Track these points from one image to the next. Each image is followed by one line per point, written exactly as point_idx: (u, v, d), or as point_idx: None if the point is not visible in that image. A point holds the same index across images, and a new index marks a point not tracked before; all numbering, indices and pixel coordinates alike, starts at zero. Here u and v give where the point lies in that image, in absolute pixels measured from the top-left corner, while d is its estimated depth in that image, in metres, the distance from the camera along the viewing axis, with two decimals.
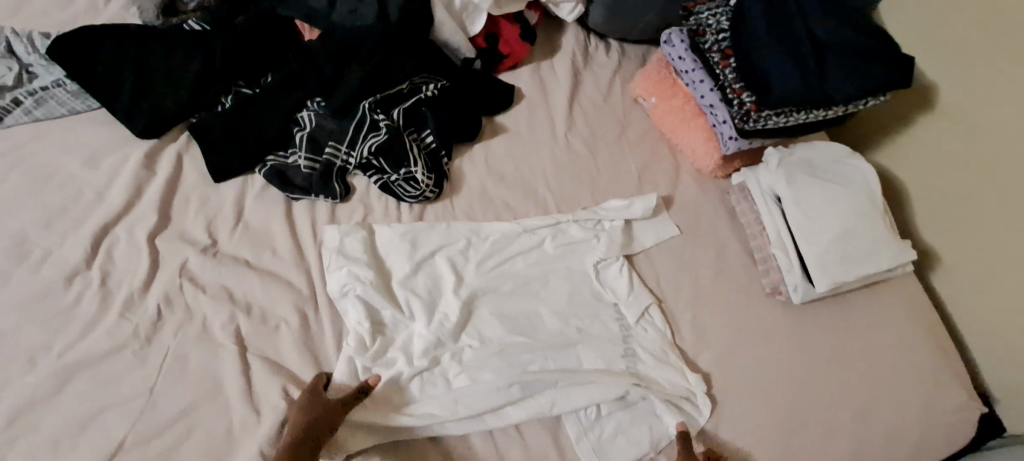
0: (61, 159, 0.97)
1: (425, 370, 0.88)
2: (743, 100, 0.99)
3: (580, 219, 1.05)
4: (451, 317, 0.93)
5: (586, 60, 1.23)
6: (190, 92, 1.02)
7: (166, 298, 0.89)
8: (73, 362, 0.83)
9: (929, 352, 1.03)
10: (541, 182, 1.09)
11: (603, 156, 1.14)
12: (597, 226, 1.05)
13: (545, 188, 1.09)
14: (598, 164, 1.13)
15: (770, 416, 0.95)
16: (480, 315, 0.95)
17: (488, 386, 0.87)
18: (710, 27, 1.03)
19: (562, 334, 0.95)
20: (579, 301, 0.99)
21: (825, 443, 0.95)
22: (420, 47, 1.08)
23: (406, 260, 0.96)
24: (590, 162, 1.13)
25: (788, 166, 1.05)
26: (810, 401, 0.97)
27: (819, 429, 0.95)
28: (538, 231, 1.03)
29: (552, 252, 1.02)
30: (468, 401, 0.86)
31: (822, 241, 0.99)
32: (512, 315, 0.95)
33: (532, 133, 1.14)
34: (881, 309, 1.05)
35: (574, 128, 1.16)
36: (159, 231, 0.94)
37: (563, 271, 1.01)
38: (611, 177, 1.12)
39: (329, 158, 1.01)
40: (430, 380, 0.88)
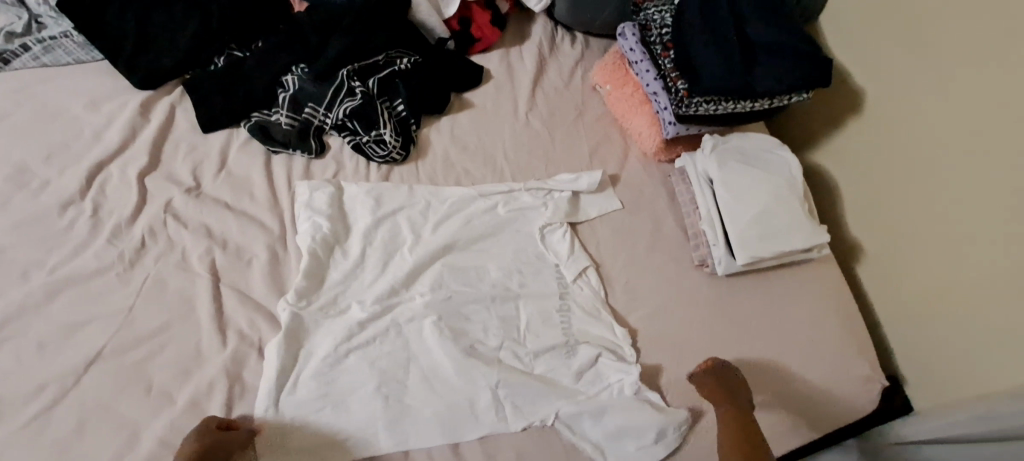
0: (64, 101, 1.07)
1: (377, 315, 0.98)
2: (678, 87, 1.11)
3: (531, 188, 1.16)
4: (404, 270, 1.03)
5: (552, 49, 1.35)
6: (186, 50, 1.12)
7: (151, 229, 0.99)
8: (63, 277, 0.93)
9: (841, 326, 1.13)
10: (500, 155, 1.21)
11: (559, 136, 1.25)
12: (546, 196, 1.16)
13: (502, 161, 1.20)
14: (553, 142, 1.24)
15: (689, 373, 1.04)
16: (431, 268, 1.05)
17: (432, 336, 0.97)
18: (656, 23, 1.16)
19: (504, 289, 1.05)
20: (526, 259, 1.10)
21: None
22: (398, 24, 1.19)
23: (369, 214, 1.07)
24: (547, 140, 1.24)
25: (720, 151, 1.18)
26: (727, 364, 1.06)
27: None
28: (493, 196, 1.14)
29: (505, 216, 1.13)
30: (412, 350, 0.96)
31: (743, 218, 1.11)
32: (457, 274, 1.05)
33: (496, 111, 1.25)
34: (796, 285, 1.16)
35: (535, 109, 1.27)
36: (149, 171, 1.04)
37: (512, 234, 1.12)
38: (564, 155, 1.23)
39: (307, 117, 1.12)
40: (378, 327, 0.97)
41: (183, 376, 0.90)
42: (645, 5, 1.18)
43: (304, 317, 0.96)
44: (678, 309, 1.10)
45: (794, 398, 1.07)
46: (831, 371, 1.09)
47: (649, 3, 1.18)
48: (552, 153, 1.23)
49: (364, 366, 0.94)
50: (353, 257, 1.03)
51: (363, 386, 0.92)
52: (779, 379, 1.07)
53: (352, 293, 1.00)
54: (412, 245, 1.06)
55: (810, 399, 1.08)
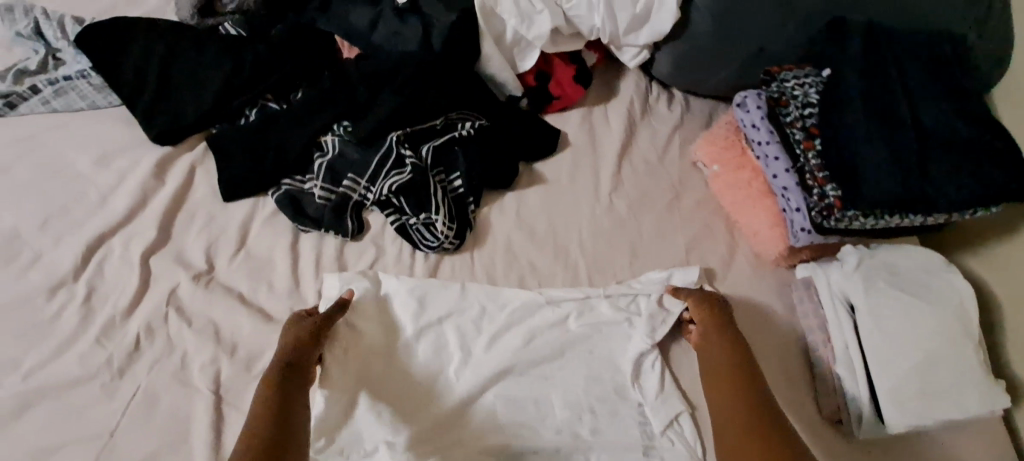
0: (70, 156, 0.91)
1: None
2: (824, 191, 0.82)
3: (612, 295, 0.92)
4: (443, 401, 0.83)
5: (645, 111, 1.10)
6: (214, 100, 0.95)
7: (149, 325, 0.82)
8: (41, 385, 0.76)
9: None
10: (574, 247, 0.97)
11: (647, 225, 1.00)
12: (631, 306, 0.91)
13: (578, 255, 0.96)
14: (638, 232, 0.99)
15: None
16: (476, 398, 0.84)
17: None
18: (794, 98, 0.86)
19: (570, 432, 0.83)
20: (603, 396, 0.86)
21: None
22: (465, 80, 0.98)
23: (410, 322, 0.86)
24: (633, 229, 0.99)
25: (867, 270, 0.91)
26: None
27: None
28: (565, 303, 0.91)
29: (578, 330, 0.89)
30: None
31: (899, 370, 0.85)
32: (510, 408, 0.84)
33: (573, 188, 1.02)
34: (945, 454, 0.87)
35: (620, 189, 1.03)
36: (156, 249, 0.87)
37: (588, 358, 0.88)
38: (651, 249, 0.98)
39: (346, 191, 0.92)
40: None
41: None
42: (782, 72, 0.89)
43: (333, 382, 0.81)
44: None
45: None
46: None
47: (786, 70, 0.89)
48: (638, 247, 0.98)
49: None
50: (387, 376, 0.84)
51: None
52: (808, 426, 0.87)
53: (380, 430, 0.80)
54: (456, 370, 0.85)
55: None
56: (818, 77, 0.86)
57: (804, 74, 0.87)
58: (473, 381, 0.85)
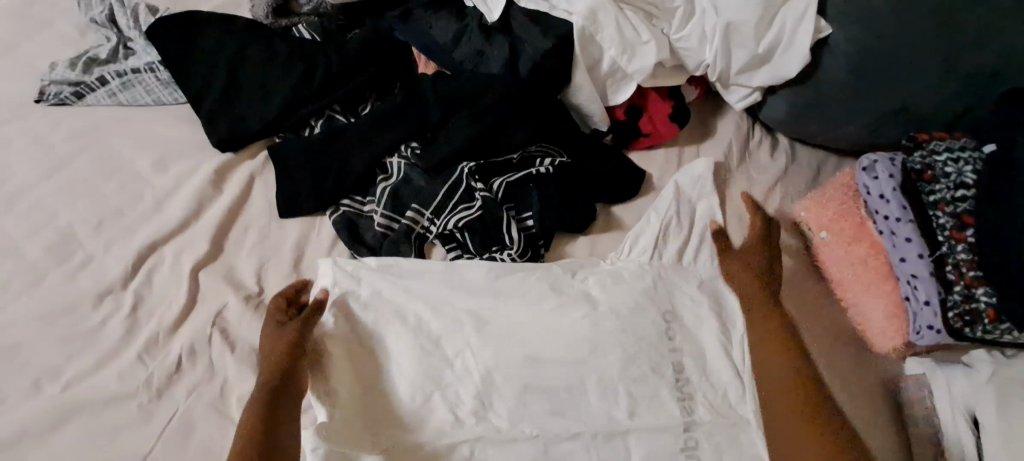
0: (131, 153, 0.87)
1: None
2: (971, 293, 0.70)
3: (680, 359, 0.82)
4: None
5: (743, 157, 0.98)
6: (279, 109, 0.88)
7: (192, 346, 0.77)
8: (75, 399, 0.72)
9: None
10: (648, 319, 0.83)
11: (728, 294, 0.87)
12: (687, 387, 0.81)
13: (648, 324, 0.82)
14: (706, 293, 0.87)
15: None
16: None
17: None
18: (945, 176, 0.74)
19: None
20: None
21: None
22: (549, 112, 0.89)
23: (465, 363, 0.79)
24: (711, 296, 0.87)
25: (1004, 385, 0.76)
26: None
27: None
28: (633, 367, 0.80)
29: (644, 399, 0.80)
30: None
31: None
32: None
33: (638, 245, 0.90)
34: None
35: (698, 258, 0.90)
36: (207, 263, 0.82)
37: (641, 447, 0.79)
38: (724, 323, 0.85)
39: (408, 222, 0.85)
40: None
41: None
42: (931, 141, 0.76)
43: (349, 376, 0.77)
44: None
45: None
46: None
47: (937, 139, 0.77)
48: (710, 318, 0.85)
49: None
50: (419, 442, 0.75)
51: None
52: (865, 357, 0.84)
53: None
54: (486, 431, 0.77)
55: None
56: (977, 154, 0.72)
57: (960, 147, 0.74)
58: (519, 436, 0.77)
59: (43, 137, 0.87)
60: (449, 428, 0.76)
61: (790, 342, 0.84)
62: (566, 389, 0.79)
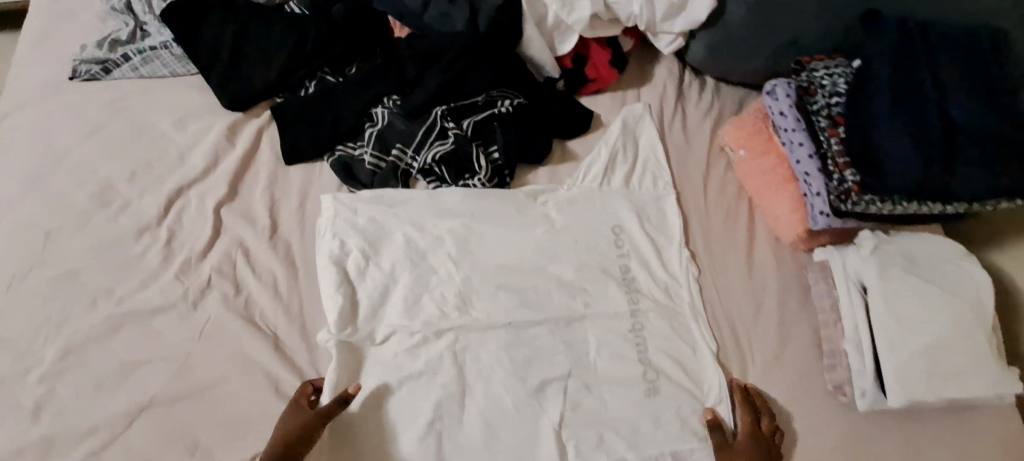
0: (154, 117, 1.03)
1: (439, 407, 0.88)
2: (844, 177, 0.86)
3: (622, 258, 1.00)
4: (457, 351, 0.91)
5: (678, 96, 1.15)
6: (279, 73, 1.05)
7: (219, 268, 0.93)
8: (129, 310, 0.89)
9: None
10: (598, 234, 1.01)
11: (666, 210, 1.05)
12: (633, 283, 0.99)
13: (599, 237, 1.01)
14: (649, 210, 1.04)
15: None
16: (487, 345, 0.92)
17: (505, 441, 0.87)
18: (822, 88, 0.91)
19: (580, 380, 0.92)
20: (615, 359, 0.94)
21: None
22: (505, 61, 1.05)
23: (449, 267, 0.96)
24: (653, 212, 1.04)
25: (883, 255, 0.94)
26: None
27: None
28: (582, 268, 0.99)
29: (596, 292, 0.98)
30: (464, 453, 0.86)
31: (906, 349, 0.89)
32: (516, 358, 0.92)
33: (591, 173, 1.06)
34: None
35: (643, 183, 1.06)
36: (226, 202, 0.98)
37: (594, 318, 0.96)
38: (663, 232, 1.04)
39: (394, 159, 1.01)
40: (445, 411, 0.88)
41: (231, 440, 0.84)
42: (812, 62, 0.93)
43: (352, 291, 0.93)
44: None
45: None
46: None
47: (816, 60, 0.94)
48: (650, 228, 1.03)
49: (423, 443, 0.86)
50: (414, 333, 0.91)
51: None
52: (775, 250, 1.03)
53: (408, 374, 0.89)
54: (468, 322, 0.93)
55: None
56: (847, 68, 0.90)
57: (833, 65, 0.92)
58: (494, 324, 0.93)
59: (77, 107, 1.02)
60: (438, 320, 0.92)
61: (710, 238, 1.04)
62: (532, 288, 0.96)
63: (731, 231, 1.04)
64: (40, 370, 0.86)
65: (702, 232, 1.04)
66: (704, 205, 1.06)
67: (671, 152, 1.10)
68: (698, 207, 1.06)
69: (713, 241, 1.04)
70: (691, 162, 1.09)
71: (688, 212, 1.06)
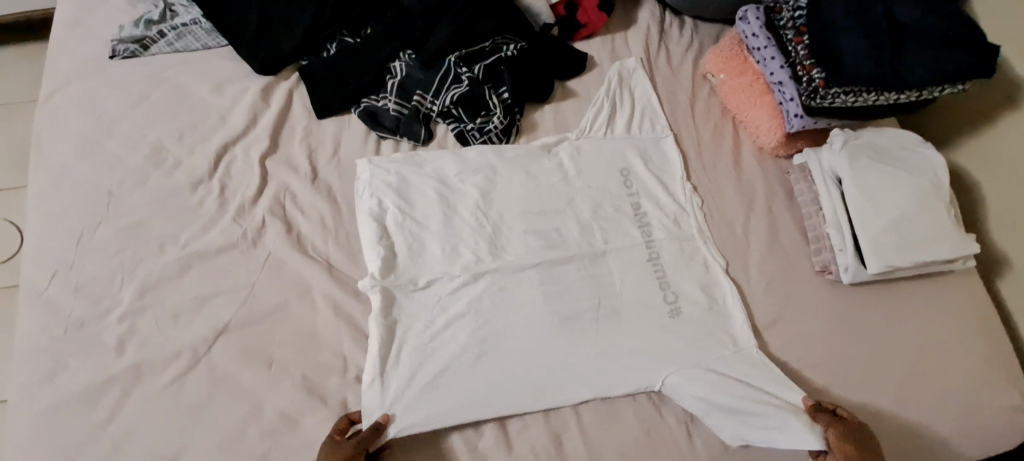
0: (193, 86, 1.13)
1: (485, 327, 0.97)
2: (812, 76, 1.00)
3: (631, 197, 1.12)
4: (491, 269, 1.01)
5: (661, 35, 1.28)
6: (302, 36, 1.15)
7: (271, 210, 1.03)
8: (193, 252, 0.98)
9: (977, 326, 1.05)
10: (608, 176, 1.13)
11: (666, 151, 1.17)
12: (644, 219, 1.10)
13: (609, 179, 1.13)
14: (651, 153, 1.16)
15: (824, 355, 1.01)
16: (523, 286, 1.01)
17: (548, 362, 0.96)
18: (787, 4, 1.06)
19: (610, 307, 1.01)
20: (638, 284, 1.04)
21: (864, 406, 0.98)
22: (503, 12, 1.18)
23: (475, 212, 1.06)
24: (655, 155, 1.16)
25: (852, 147, 1.08)
26: (851, 371, 1.00)
27: (860, 392, 0.99)
28: (596, 205, 1.10)
29: (609, 227, 1.08)
30: (509, 370, 0.95)
31: (879, 222, 1.02)
32: (550, 293, 1.01)
33: (596, 122, 1.17)
34: (924, 329, 1.04)
35: (643, 128, 1.18)
36: (269, 154, 1.08)
37: (611, 244, 1.07)
38: (666, 172, 1.15)
39: (416, 104, 1.12)
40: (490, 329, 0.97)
41: (302, 353, 0.93)
42: None
43: (389, 228, 1.03)
44: (802, 354, 1.01)
45: (937, 429, 0.98)
46: (972, 399, 1.00)
47: None
48: (654, 169, 1.15)
49: (481, 370, 0.94)
50: (455, 276, 1.00)
51: (489, 383, 0.94)
52: (760, 162, 1.16)
53: (453, 292, 0.99)
54: (502, 265, 1.02)
55: (959, 444, 0.98)
56: None
57: None
58: (524, 259, 1.02)
59: (121, 82, 1.12)
60: (474, 243, 1.03)
61: (702, 155, 1.17)
62: (554, 223, 1.07)
63: (721, 150, 1.17)
64: (118, 312, 0.94)
65: (696, 153, 1.17)
66: (694, 127, 1.19)
67: (661, 86, 1.22)
68: (690, 130, 1.19)
69: (705, 157, 1.17)
70: (680, 92, 1.22)
71: (682, 138, 1.18)
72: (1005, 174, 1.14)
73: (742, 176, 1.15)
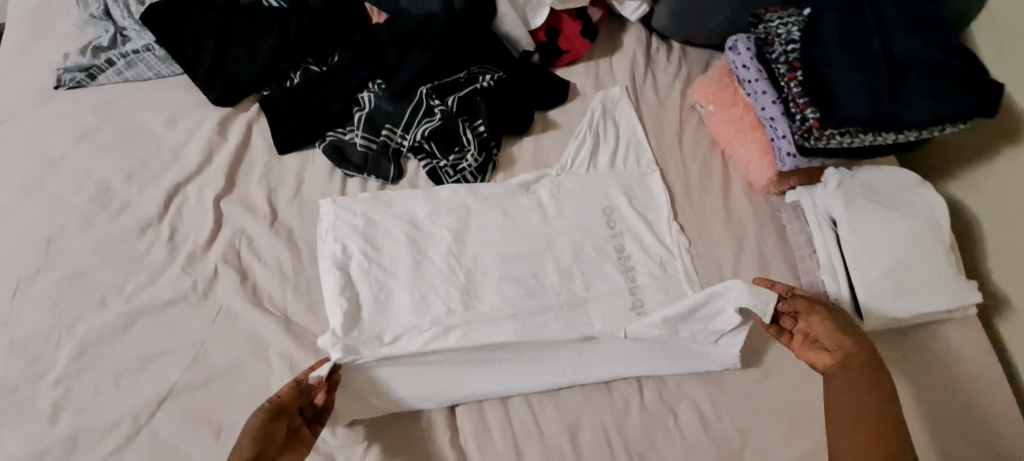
0: (144, 118, 1.05)
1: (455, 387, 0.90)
2: (806, 115, 0.94)
3: (614, 235, 1.05)
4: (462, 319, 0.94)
5: (648, 62, 1.21)
6: (263, 65, 1.08)
7: (225, 257, 0.96)
8: (140, 305, 0.91)
9: (1012, 403, 0.97)
10: (590, 216, 1.06)
11: (651, 187, 1.10)
12: (628, 262, 1.03)
13: (591, 220, 1.06)
14: (636, 190, 1.09)
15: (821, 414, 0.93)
16: (496, 336, 0.93)
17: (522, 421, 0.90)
18: (779, 37, 0.98)
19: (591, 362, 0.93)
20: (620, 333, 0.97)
21: None
22: (481, 40, 1.11)
23: (446, 255, 0.99)
24: (639, 191, 1.09)
25: (848, 187, 1.02)
26: None
27: None
28: (574, 245, 1.03)
29: (590, 271, 1.02)
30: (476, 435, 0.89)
31: (876, 269, 0.96)
32: (525, 344, 0.94)
33: (578, 156, 1.10)
34: (946, 389, 0.97)
35: (627, 163, 1.11)
36: (225, 194, 1.01)
37: (591, 289, 1.00)
38: (650, 209, 1.08)
39: (385, 140, 1.05)
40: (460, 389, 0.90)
41: None
42: (767, 15, 1.01)
43: (353, 276, 0.96)
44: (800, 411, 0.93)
45: None
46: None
47: (771, 12, 1.02)
48: (638, 207, 1.08)
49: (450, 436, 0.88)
50: (423, 331, 0.92)
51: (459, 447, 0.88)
52: (751, 199, 1.10)
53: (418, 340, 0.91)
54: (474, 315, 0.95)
55: None
56: (799, 17, 0.98)
57: (787, 15, 1.00)
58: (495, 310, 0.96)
59: (64, 114, 1.04)
60: (447, 291, 0.96)
61: (689, 191, 1.10)
62: (532, 266, 1.01)
63: (710, 186, 1.11)
64: (53, 374, 0.86)
65: (684, 188, 1.11)
66: (682, 160, 1.13)
67: (648, 117, 1.16)
68: (678, 164, 1.12)
69: (692, 194, 1.10)
70: (668, 122, 1.15)
71: (670, 171, 1.12)
72: (1007, 210, 1.08)
73: (732, 214, 1.08)
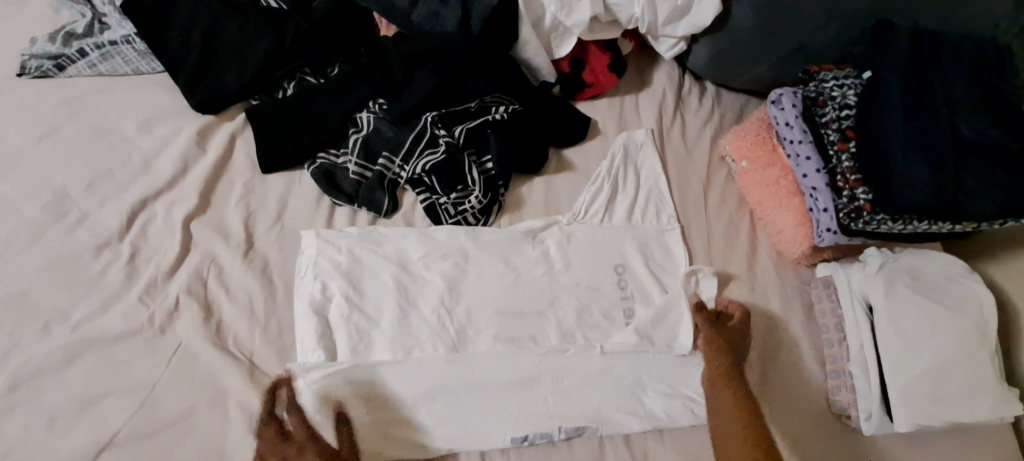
0: (116, 120, 0.94)
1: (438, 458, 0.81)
2: (855, 194, 0.85)
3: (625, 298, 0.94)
4: (446, 382, 0.83)
5: (678, 102, 1.10)
6: (254, 72, 0.97)
7: (189, 288, 0.85)
8: (86, 337, 0.80)
9: None
10: (600, 273, 0.95)
11: (670, 245, 0.99)
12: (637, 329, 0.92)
13: (601, 278, 0.94)
14: (653, 248, 0.98)
15: None
16: (490, 400, 0.83)
17: None
18: (832, 100, 0.88)
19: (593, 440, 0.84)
20: (618, 411, 0.85)
21: None
22: (498, 66, 1.01)
23: (436, 306, 0.88)
24: (657, 248, 0.98)
25: (888, 271, 0.92)
26: None
27: None
28: (577, 303, 0.92)
29: (598, 334, 0.91)
30: None
31: (913, 369, 0.86)
32: (518, 416, 0.83)
33: (593, 205, 0.99)
34: None
35: (646, 217, 1.00)
36: (197, 215, 0.90)
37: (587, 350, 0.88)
38: (667, 271, 0.97)
39: (380, 169, 0.94)
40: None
41: None
42: (821, 73, 0.92)
43: (331, 322, 0.85)
44: None
45: None
46: None
47: (825, 71, 0.92)
48: (654, 266, 0.97)
49: None
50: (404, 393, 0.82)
51: None
52: (778, 269, 1.00)
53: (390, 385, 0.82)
54: (462, 380, 0.83)
55: None
56: (857, 80, 0.89)
57: (843, 76, 0.90)
58: (481, 375, 0.84)
59: (30, 109, 0.93)
60: (435, 348, 0.85)
61: (711, 253, 0.99)
62: (531, 325, 0.90)
63: (733, 248, 1.00)
64: None
65: (707, 249, 0.99)
66: (705, 217, 1.02)
67: (673, 166, 1.05)
68: (701, 222, 1.01)
69: (713, 255, 0.99)
70: (694, 174, 1.05)
71: (694, 229, 1.01)
72: None
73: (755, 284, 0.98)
